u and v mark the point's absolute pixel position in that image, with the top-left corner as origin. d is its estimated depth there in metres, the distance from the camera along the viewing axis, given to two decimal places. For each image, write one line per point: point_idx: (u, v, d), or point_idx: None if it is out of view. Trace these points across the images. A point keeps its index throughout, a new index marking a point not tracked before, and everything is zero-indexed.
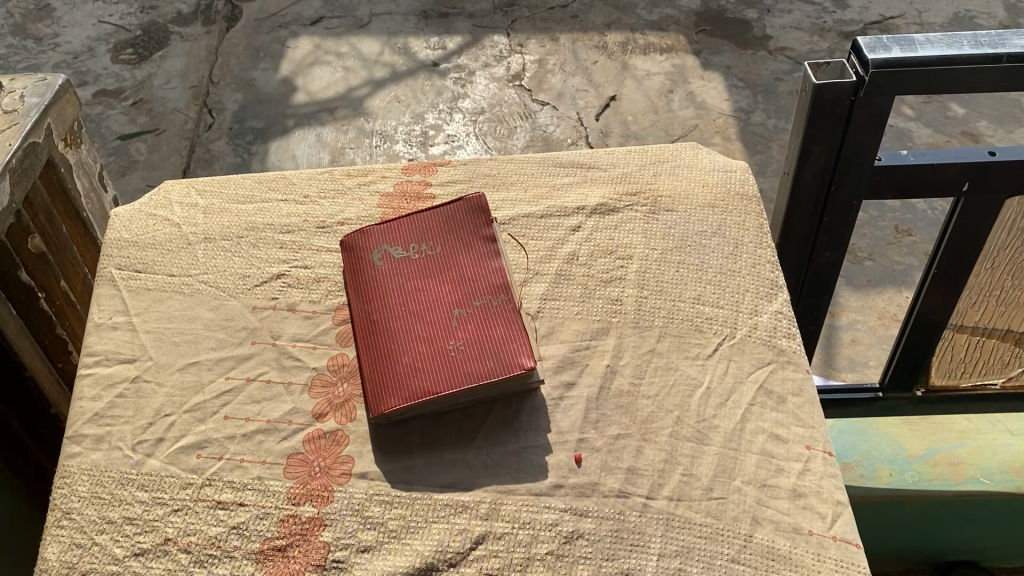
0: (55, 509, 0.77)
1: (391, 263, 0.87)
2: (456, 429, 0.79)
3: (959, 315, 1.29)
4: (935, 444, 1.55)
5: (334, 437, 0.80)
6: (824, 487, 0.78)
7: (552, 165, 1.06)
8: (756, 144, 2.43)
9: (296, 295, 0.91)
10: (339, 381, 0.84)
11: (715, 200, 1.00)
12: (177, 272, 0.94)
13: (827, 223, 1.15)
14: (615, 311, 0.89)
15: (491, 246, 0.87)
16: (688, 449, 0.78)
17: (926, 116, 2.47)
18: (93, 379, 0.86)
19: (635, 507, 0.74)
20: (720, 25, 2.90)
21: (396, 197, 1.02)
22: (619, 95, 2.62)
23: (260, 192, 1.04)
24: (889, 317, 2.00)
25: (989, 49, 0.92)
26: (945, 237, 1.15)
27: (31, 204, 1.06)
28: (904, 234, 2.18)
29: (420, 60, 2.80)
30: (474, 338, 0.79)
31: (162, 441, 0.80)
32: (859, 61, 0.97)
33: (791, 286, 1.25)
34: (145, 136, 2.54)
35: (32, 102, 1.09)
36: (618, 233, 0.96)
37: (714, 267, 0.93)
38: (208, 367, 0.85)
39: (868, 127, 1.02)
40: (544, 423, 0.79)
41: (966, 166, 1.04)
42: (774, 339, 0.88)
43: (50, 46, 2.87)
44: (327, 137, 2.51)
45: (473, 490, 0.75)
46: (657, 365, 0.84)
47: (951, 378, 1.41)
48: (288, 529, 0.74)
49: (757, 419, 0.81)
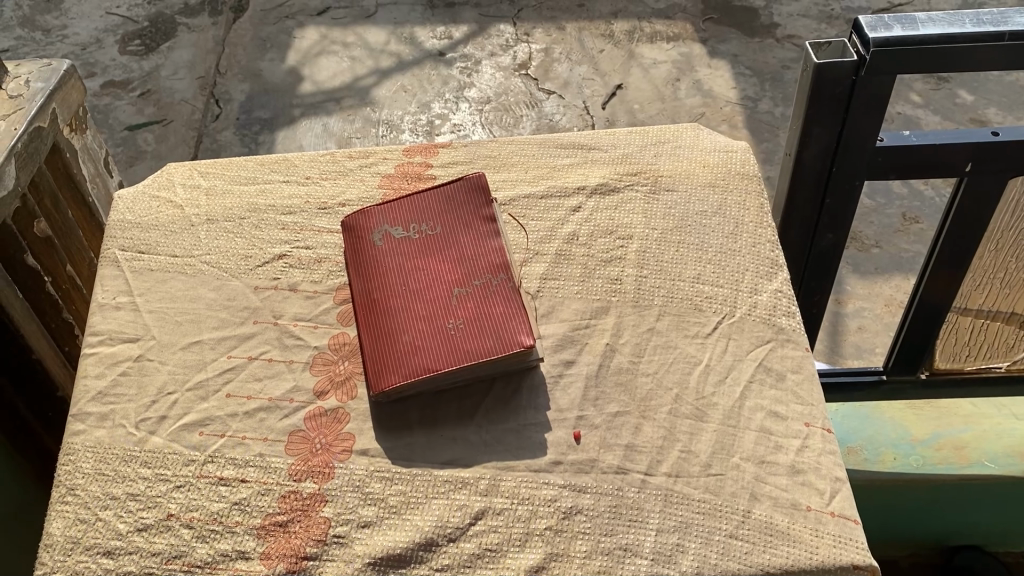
0: (59, 485, 0.78)
1: (391, 242, 0.87)
2: (456, 406, 0.80)
3: (962, 298, 1.29)
4: (940, 428, 1.54)
5: (335, 414, 0.80)
6: (822, 464, 0.78)
7: (553, 146, 1.06)
8: (763, 132, 2.42)
9: (298, 275, 0.92)
10: (339, 359, 0.84)
11: (716, 179, 1.00)
12: (180, 252, 0.95)
13: (829, 205, 1.14)
14: (615, 290, 0.89)
15: (491, 227, 0.87)
16: (687, 426, 0.79)
17: (935, 103, 2.45)
18: (97, 358, 0.86)
19: (634, 483, 0.75)
20: (728, 13, 2.88)
21: (397, 178, 1.02)
22: (625, 83, 2.61)
23: (262, 173, 1.04)
24: (895, 304, 2.00)
25: (991, 26, 0.92)
26: (948, 219, 1.15)
27: (37, 188, 1.08)
28: (911, 221, 2.17)
29: (426, 49, 2.79)
30: (474, 316, 0.80)
31: (165, 419, 0.81)
32: (860, 40, 0.97)
33: (793, 269, 1.25)
34: (152, 126, 2.55)
35: (37, 88, 1.10)
36: (618, 213, 0.96)
37: (714, 247, 0.93)
38: (211, 346, 0.86)
39: (870, 108, 1.01)
40: (543, 401, 0.80)
41: (970, 146, 1.03)
42: (773, 317, 0.87)
43: (58, 37, 2.88)
44: (334, 127, 2.51)
45: (473, 468, 0.76)
46: (656, 343, 0.84)
47: (955, 362, 1.41)
48: (289, 505, 0.75)
49: (756, 396, 0.81)
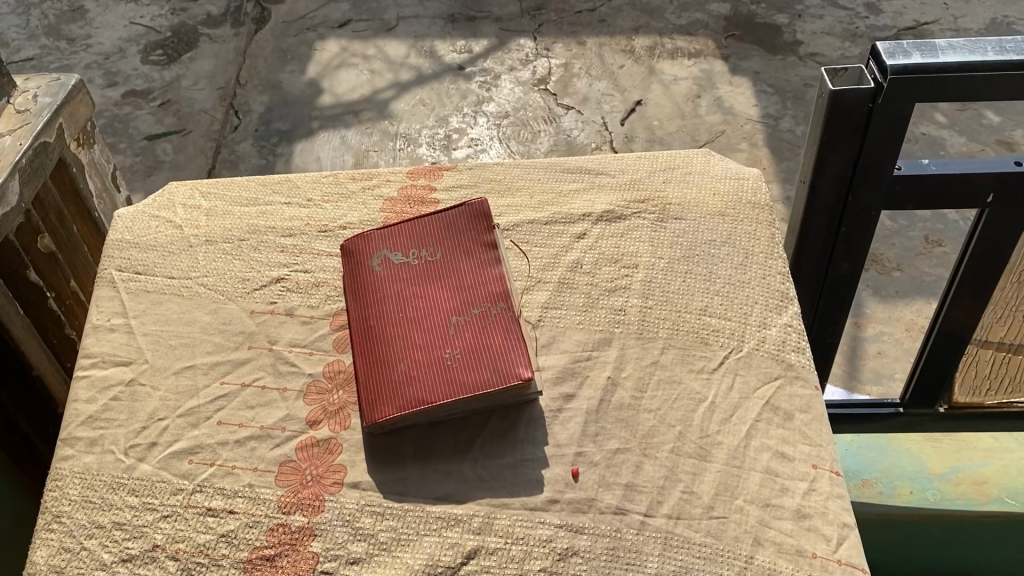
0: (46, 512, 0.76)
1: (390, 268, 0.85)
2: (451, 440, 0.77)
3: (983, 330, 1.24)
4: (959, 462, 1.50)
5: (327, 445, 0.78)
6: (830, 508, 0.74)
7: (560, 171, 1.04)
8: (784, 152, 2.38)
9: (295, 299, 0.90)
10: (334, 388, 0.82)
11: (726, 208, 0.97)
12: (177, 274, 0.94)
13: (845, 234, 1.11)
14: (619, 321, 0.86)
15: (491, 253, 0.85)
16: (690, 466, 0.76)
17: (960, 124, 2.40)
18: (89, 381, 0.85)
19: (633, 524, 0.72)
20: (750, 30, 2.85)
21: (400, 202, 1.00)
22: (644, 99, 2.59)
23: (264, 194, 1.03)
24: (916, 329, 1.95)
25: (1014, 55, 0.88)
26: (969, 250, 1.11)
27: (41, 203, 1.08)
28: (934, 244, 2.12)
29: (446, 63, 2.79)
30: (472, 346, 0.78)
31: (155, 445, 0.79)
32: (879, 67, 0.94)
33: (807, 298, 1.21)
34: (171, 136, 2.57)
35: (45, 103, 1.10)
36: (623, 241, 0.93)
37: (722, 278, 0.90)
38: (204, 372, 0.85)
39: (887, 135, 0.98)
40: (541, 436, 0.77)
41: (992, 176, 1.00)
42: (782, 353, 0.84)
43: (82, 47, 2.92)
44: (352, 139, 2.51)
45: (467, 504, 0.74)
46: (659, 378, 0.82)
47: (976, 396, 1.36)
48: (277, 538, 0.73)
49: (762, 435, 0.78)
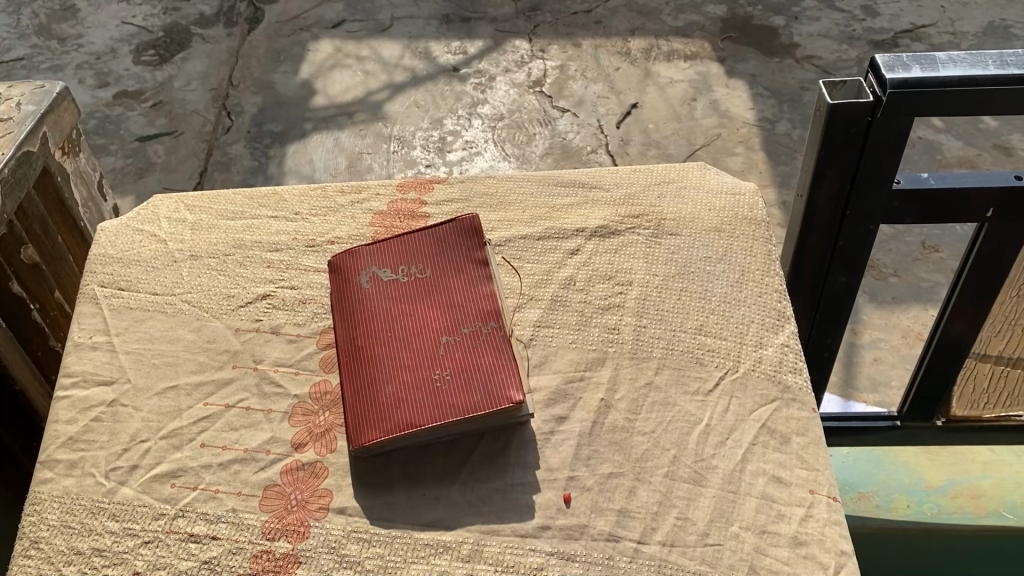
0: (23, 538, 0.74)
1: (378, 285, 0.84)
2: (440, 464, 0.75)
3: (981, 344, 1.23)
4: (956, 475, 1.48)
5: (312, 469, 0.76)
6: (828, 535, 0.72)
7: (553, 184, 1.02)
8: (780, 156, 2.37)
9: (281, 317, 0.88)
10: (320, 410, 0.81)
11: (722, 224, 0.95)
12: (161, 290, 0.92)
13: (842, 247, 1.10)
14: (612, 339, 0.85)
15: (482, 271, 0.83)
16: (684, 491, 0.74)
17: (956, 129, 2.39)
18: (70, 402, 0.83)
19: (626, 552, 0.70)
20: (747, 32, 2.84)
21: (390, 215, 0.99)
22: (641, 102, 2.58)
23: (250, 208, 1.01)
24: (913, 336, 1.93)
25: (1016, 69, 0.87)
26: (968, 264, 1.09)
27: (25, 214, 1.05)
28: (930, 251, 2.11)
29: (441, 64, 2.77)
30: (461, 368, 0.76)
31: (136, 469, 0.77)
32: (877, 80, 0.92)
33: (804, 311, 1.20)
34: (163, 138, 2.54)
35: (28, 111, 1.08)
36: (618, 257, 0.92)
37: (718, 296, 0.88)
38: (187, 392, 0.83)
39: (886, 149, 0.96)
40: (532, 460, 0.75)
41: (991, 190, 0.98)
42: (778, 374, 0.83)
43: (73, 46, 2.88)
44: (345, 141, 2.49)
45: (455, 531, 0.72)
46: (654, 400, 0.80)
47: (973, 410, 1.35)
48: (261, 565, 0.71)
49: (759, 459, 0.77)
